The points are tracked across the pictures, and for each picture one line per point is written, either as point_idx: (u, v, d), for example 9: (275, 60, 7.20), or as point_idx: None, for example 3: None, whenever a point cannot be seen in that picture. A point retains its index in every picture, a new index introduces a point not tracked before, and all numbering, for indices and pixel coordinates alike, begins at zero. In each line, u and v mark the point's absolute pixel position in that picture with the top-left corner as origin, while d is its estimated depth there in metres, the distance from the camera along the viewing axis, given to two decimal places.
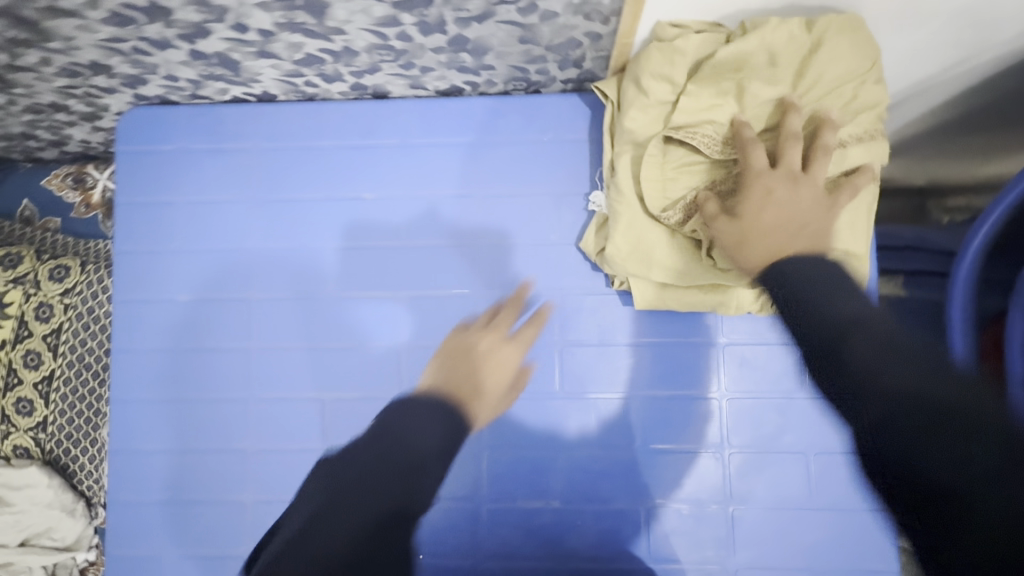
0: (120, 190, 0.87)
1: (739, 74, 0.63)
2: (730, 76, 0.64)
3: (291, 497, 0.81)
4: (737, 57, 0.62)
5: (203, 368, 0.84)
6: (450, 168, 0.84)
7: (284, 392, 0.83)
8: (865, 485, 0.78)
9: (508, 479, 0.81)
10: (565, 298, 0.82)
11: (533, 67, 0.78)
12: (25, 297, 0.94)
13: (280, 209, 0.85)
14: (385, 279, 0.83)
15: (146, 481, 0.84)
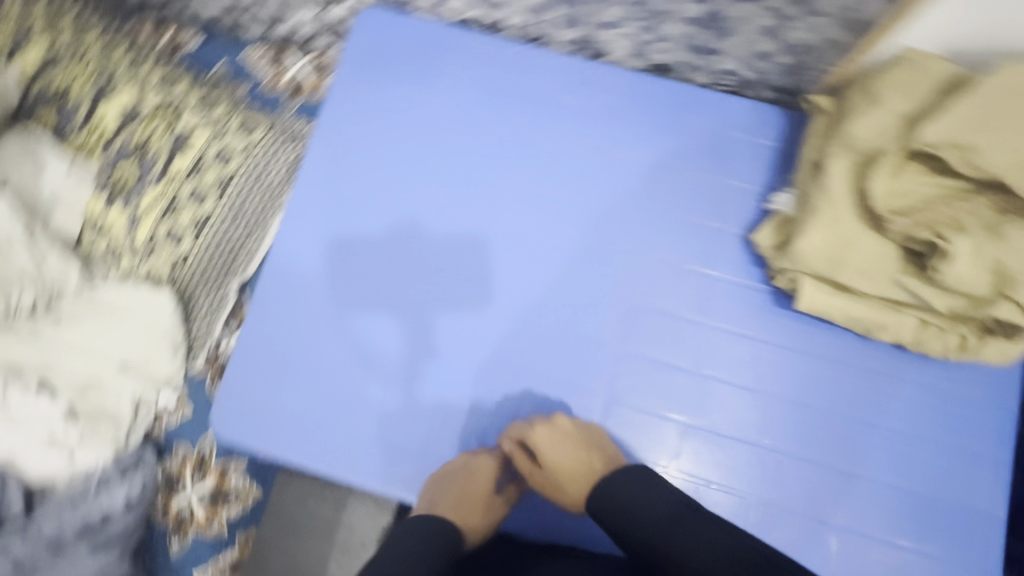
0: (339, 67, 0.91)
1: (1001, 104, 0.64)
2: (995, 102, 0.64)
3: (413, 391, 0.82)
4: (1004, 89, 0.64)
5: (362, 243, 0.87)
6: (644, 136, 0.89)
7: (434, 288, 0.85)
8: (975, 544, 0.77)
9: (624, 441, 0.81)
10: (723, 283, 0.85)
11: (754, 64, 0.84)
12: (210, 140, 1.01)
13: (480, 127, 0.90)
14: (555, 215, 0.87)
15: (275, 335, 0.85)
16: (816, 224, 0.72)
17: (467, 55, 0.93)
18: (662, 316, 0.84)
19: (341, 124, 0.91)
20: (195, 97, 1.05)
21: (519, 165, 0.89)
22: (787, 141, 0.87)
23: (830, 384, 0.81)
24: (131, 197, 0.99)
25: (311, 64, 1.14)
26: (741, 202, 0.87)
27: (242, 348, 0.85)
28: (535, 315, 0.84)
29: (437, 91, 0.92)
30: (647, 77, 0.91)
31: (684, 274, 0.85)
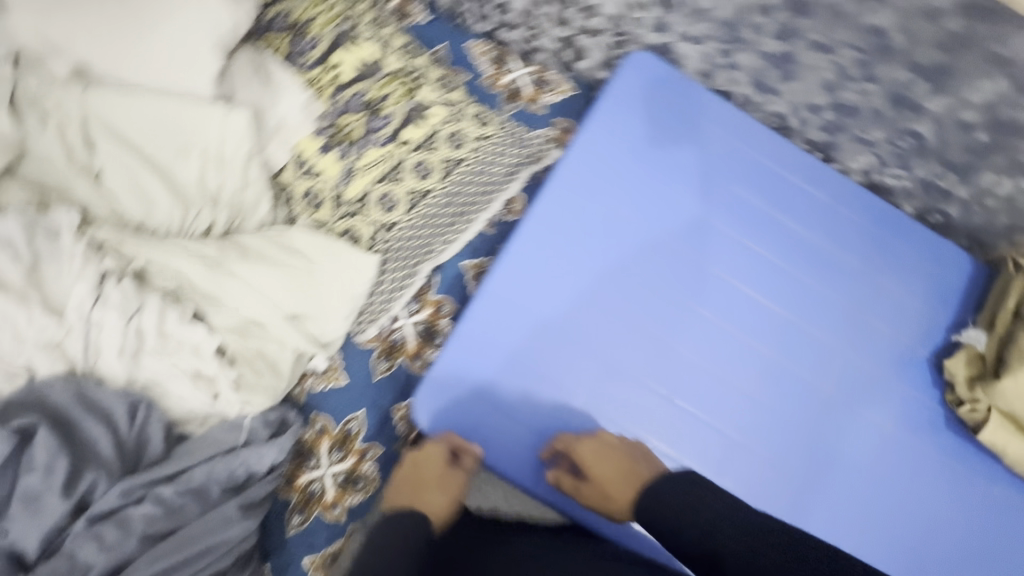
0: (604, 99, 0.97)
1: None
2: None
3: (618, 415, 0.89)
4: None
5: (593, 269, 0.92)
6: (857, 244, 0.98)
7: (651, 328, 0.92)
8: None
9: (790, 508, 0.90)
10: (906, 395, 0.93)
11: (973, 215, 0.95)
12: (447, 119, 0.98)
13: (718, 194, 0.98)
14: (766, 294, 0.96)
15: (501, 332, 0.88)
16: (1021, 369, 0.84)
17: (719, 124, 0.99)
18: (844, 406, 0.93)
19: (597, 153, 0.95)
20: (435, 73, 1.02)
21: (744, 239, 0.97)
22: (973, 285, 0.98)
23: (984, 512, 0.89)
24: (351, 150, 0.95)
25: (531, 76, 1.15)
26: (931, 327, 0.96)
27: (466, 334, 0.88)
28: (733, 375, 0.93)
29: (686, 148, 0.98)
30: (868, 194, 1.00)
31: (872, 377, 0.94)
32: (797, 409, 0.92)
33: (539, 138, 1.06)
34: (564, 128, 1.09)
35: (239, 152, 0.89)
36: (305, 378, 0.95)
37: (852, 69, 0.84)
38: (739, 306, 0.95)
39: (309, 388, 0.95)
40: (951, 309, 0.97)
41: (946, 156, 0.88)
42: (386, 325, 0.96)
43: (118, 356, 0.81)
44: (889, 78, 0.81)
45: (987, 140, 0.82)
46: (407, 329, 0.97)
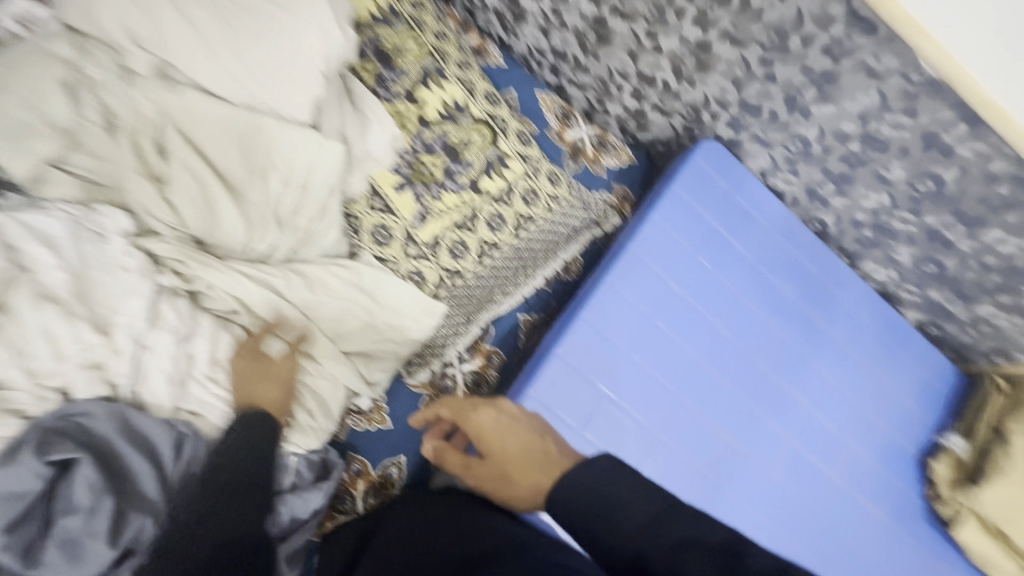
0: (676, 180, 1.02)
1: None
2: None
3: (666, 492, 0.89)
4: None
5: (649, 343, 0.95)
6: (874, 347, 1.09)
7: (699, 406, 0.95)
8: None
9: None
10: (898, 488, 1.04)
11: (966, 334, 1.08)
12: (523, 174, 1.00)
13: (767, 282, 1.03)
14: (797, 385, 1.02)
15: (562, 395, 0.88)
16: (1000, 483, 0.96)
17: (771, 219, 1.06)
18: (853, 495, 1.01)
19: (665, 231, 0.99)
20: (513, 124, 1.03)
21: (784, 330, 1.03)
22: (955, 394, 1.12)
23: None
24: (428, 192, 0.94)
25: (593, 137, 1.18)
26: (921, 429, 1.08)
27: (529, 395, 0.87)
28: (769, 460, 0.97)
29: (744, 236, 1.04)
30: (884, 303, 1.12)
31: (874, 471, 1.03)
32: (816, 497, 0.99)
33: (601, 202, 1.09)
34: (622, 195, 1.13)
35: (325, 183, 0.85)
36: (347, 417, 0.91)
37: (900, 200, 0.93)
38: (774, 395, 1.00)
39: (350, 427, 0.91)
40: (938, 413, 1.10)
41: (958, 287, 1.00)
42: (437, 371, 0.95)
43: (167, 384, 0.74)
44: (931, 214, 0.92)
45: (999, 282, 0.94)
46: (458, 377, 0.95)
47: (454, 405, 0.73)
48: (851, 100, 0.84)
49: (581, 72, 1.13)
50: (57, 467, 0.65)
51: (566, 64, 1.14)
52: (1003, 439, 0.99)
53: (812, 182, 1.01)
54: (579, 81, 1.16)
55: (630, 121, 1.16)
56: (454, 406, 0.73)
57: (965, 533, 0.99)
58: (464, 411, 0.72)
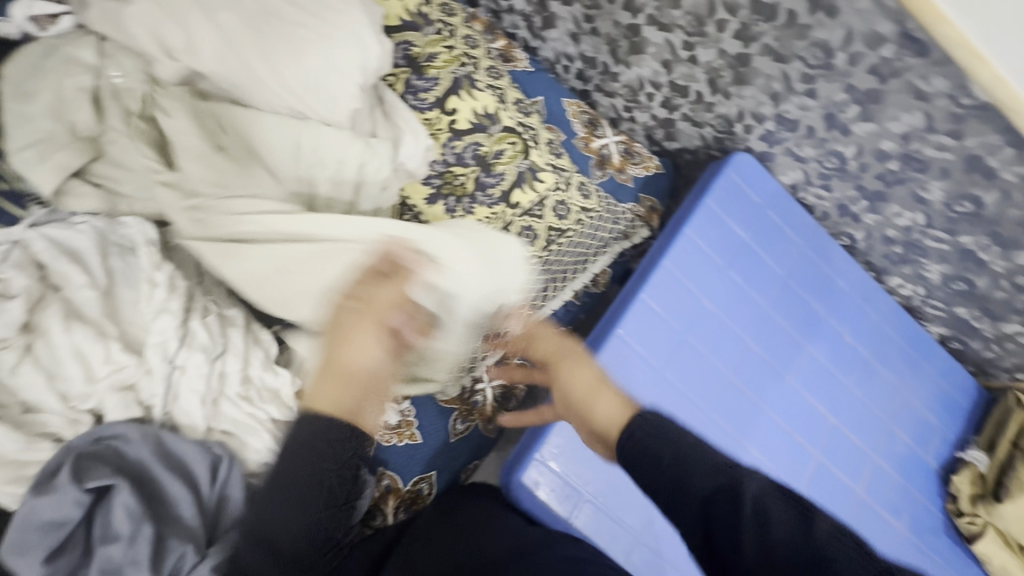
0: (708, 193, 1.00)
1: None
2: None
3: None
4: None
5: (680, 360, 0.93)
6: (899, 362, 1.09)
7: (728, 423, 0.95)
8: None
9: None
10: (920, 505, 1.04)
11: (989, 350, 1.09)
12: (554, 186, 0.98)
13: (796, 297, 1.03)
14: (821, 400, 1.02)
15: None
16: (1023, 498, 0.97)
17: (802, 233, 1.05)
18: (876, 511, 1.02)
19: (698, 246, 0.98)
20: (543, 134, 1.01)
21: (812, 347, 1.03)
22: (974, 408, 1.13)
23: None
24: (459, 205, 0.91)
25: (620, 144, 1.16)
26: (943, 444, 1.09)
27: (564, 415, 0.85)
28: (795, 477, 0.97)
29: (774, 251, 1.03)
30: (910, 318, 1.12)
31: (897, 486, 1.04)
32: (842, 515, 0.99)
33: (629, 214, 1.07)
34: (650, 207, 1.12)
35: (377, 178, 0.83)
36: (375, 431, 0.90)
37: (935, 218, 0.93)
38: (801, 412, 1.00)
39: (380, 443, 0.89)
40: (958, 428, 1.11)
41: (986, 304, 1.00)
42: (467, 386, 0.94)
43: (200, 406, 0.73)
44: (965, 234, 0.91)
45: None
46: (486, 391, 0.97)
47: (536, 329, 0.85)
48: (894, 119, 0.83)
49: (610, 79, 1.11)
50: (92, 495, 0.64)
51: (594, 70, 1.12)
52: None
53: (844, 197, 1.01)
54: (605, 88, 1.14)
55: (657, 130, 1.15)
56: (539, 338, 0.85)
57: (984, 546, 1.00)
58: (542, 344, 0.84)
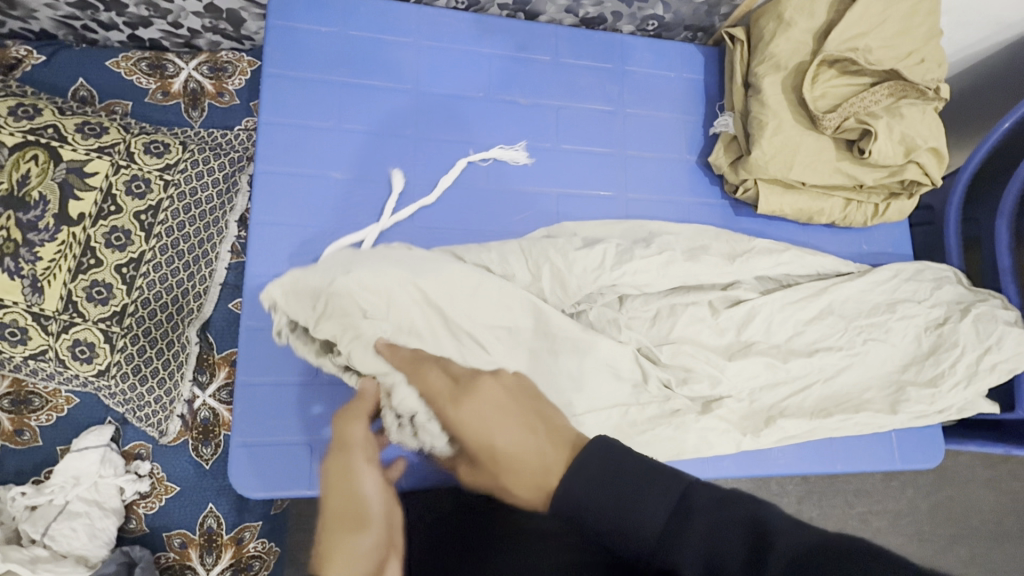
0: (268, 60, 0.83)
1: (868, 29, 0.83)
2: (863, 26, 0.83)
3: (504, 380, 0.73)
4: (863, 14, 0.83)
5: None
6: (596, 87, 0.95)
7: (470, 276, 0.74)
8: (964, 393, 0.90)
9: None
10: (687, 206, 0.94)
11: (675, 9, 0.94)
12: (113, 168, 0.82)
13: (437, 101, 0.88)
14: (520, 196, 0.88)
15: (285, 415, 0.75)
16: (763, 137, 0.85)
17: (407, 33, 0.89)
18: (665, 202, 0.94)
19: (293, 124, 0.82)
20: (66, 120, 0.82)
21: (461, 158, 0.87)
22: (709, 73, 1.00)
23: (875, 267, 0.96)
24: (17, 260, 0.75)
25: (204, 65, 1.00)
26: (691, 133, 0.97)
27: (249, 404, 0.74)
28: (605, 254, 0.80)
29: (384, 71, 0.87)
30: (584, 32, 0.96)
31: (663, 200, 0.94)
32: None
33: (238, 135, 0.97)
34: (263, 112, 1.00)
35: None
36: (134, 507, 0.87)
37: None
38: (501, 226, 0.87)
39: (145, 514, 0.87)
40: (698, 106, 0.98)
41: None
42: (186, 412, 0.91)
43: None
44: None
45: None
46: (210, 402, 0.92)
47: (467, 376, 0.55)
48: None
49: (118, 11, 0.90)
50: None
51: (103, 10, 0.89)
52: (754, 89, 0.87)
53: None
54: (134, 19, 0.91)
55: (220, 24, 0.95)
56: (504, 414, 0.50)
57: (769, 204, 0.89)
58: (489, 413, 0.50)
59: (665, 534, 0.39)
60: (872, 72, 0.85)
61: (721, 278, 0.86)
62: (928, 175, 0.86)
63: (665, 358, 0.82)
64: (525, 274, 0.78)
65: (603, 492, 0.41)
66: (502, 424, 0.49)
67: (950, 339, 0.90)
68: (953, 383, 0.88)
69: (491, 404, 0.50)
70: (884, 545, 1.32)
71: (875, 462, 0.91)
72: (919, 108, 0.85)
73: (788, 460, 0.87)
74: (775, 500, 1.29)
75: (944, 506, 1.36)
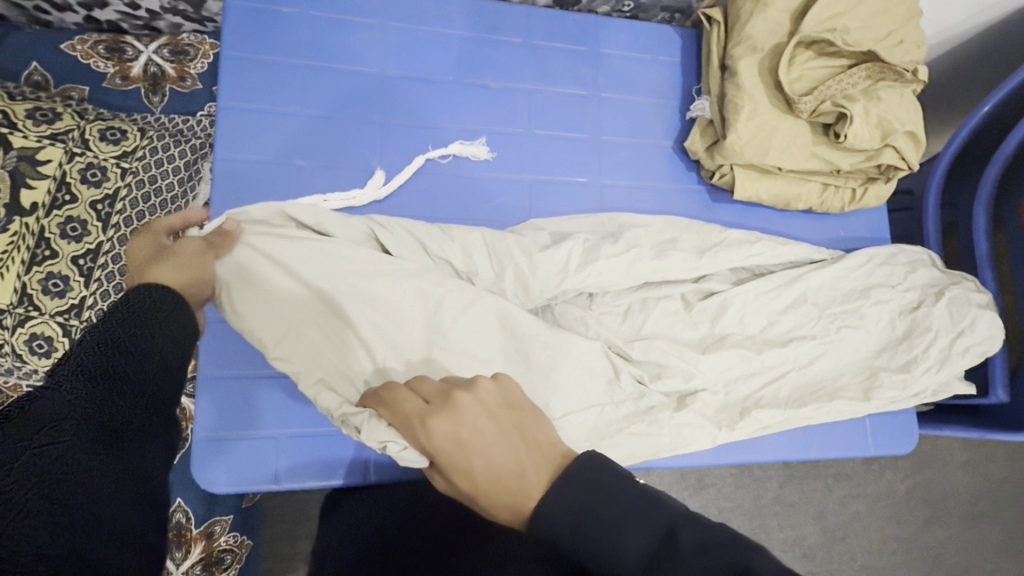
0: (226, 42, 0.80)
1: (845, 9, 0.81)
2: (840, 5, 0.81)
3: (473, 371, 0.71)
4: None
5: None
6: (570, 70, 0.92)
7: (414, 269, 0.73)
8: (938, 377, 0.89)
9: None
10: (663, 192, 0.93)
11: None
12: (67, 156, 0.79)
13: (405, 85, 0.86)
14: (491, 185, 0.86)
15: (250, 410, 0.73)
16: (738, 120, 0.83)
17: (372, 14, 0.86)
18: (641, 187, 0.92)
19: (256, 109, 0.79)
20: (16, 105, 0.79)
21: (421, 154, 0.84)
22: (687, 55, 0.97)
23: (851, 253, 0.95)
24: None
25: (165, 49, 0.96)
26: (667, 117, 0.95)
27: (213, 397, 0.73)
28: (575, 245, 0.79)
29: (349, 54, 0.84)
30: (557, 13, 0.93)
31: (638, 186, 0.92)
32: None
33: (199, 122, 0.93)
34: None
35: None
36: None
37: None
38: (473, 214, 0.85)
39: None
40: (675, 89, 0.96)
41: None
42: None
43: None
44: None
45: None
46: None
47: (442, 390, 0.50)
48: None
49: None
50: None
51: None
52: (730, 71, 0.85)
53: None
54: None
55: (180, 5, 0.92)
56: (483, 434, 0.46)
57: (744, 191, 0.88)
58: (469, 437, 0.46)
59: (650, 562, 0.38)
60: (850, 54, 0.83)
61: (693, 269, 0.85)
62: (905, 158, 0.85)
63: (637, 354, 0.80)
64: (488, 270, 0.76)
65: (590, 519, 0.40)
66: (483, 444, 0.46)
67: (925, 324, 0.89)
68: (926, 369, 0.87)
69: (470, 428, 0.46)
70: (862, 529, 1.33)
71: (850, 449, 0.91)
72: (896, 90, 0.83)
73: (762, 448, 0.87)
74: (755, 487, 1.30)
75: (922, 490, 1.38)
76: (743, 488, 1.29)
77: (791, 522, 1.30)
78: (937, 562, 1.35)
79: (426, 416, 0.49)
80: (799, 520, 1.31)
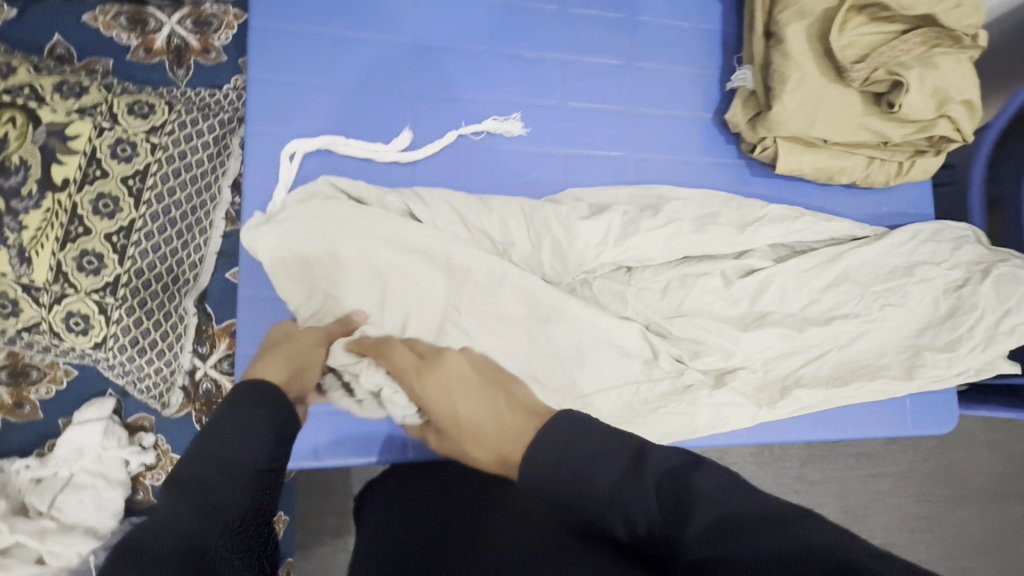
0: (255, 11, 0.77)
1: None
2: None
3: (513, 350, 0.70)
4: None
5: None
6: (605, 39, 0.89)
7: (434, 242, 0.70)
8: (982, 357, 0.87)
9: None
10: (700, 167, 0.90)
11: None
12: (95, 130, 0.77)
13: (437, 55, 0.83)
14: (524, 158, 0.84)
15: None
16: (784, 90, 0.80)
17: None
18: (678, 161, 0.89)
19: (287, 79, 0.77)
20: (43, 80, 0.78)
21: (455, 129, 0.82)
22: (726, 23, 0.93)
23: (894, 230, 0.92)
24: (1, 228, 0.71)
25: (187, 20, 0.93)
26: (705, 88, 0.92)
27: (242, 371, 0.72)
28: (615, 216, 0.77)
29: (380, 23, 0.81)
30: None
31: (675, 159, 0.89)
32: None
33: (226, 96, 0.92)
34: None
35: None
36: (141, 479, 0.86)
37: None
38: (507, 188, 0.83)
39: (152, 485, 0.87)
40: (714, 58, 0.92)
41: None
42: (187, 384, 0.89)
43: None
44: None
45: None
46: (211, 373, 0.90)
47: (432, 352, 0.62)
48: None
49: None
50: None
51: None
52: (776, 39, 0.81)
53: None
54: None
55: None
56: (468, 387, 0.58)
57: (787, 164, 0.85)
58: (455, 387, 0.58)
59: (620, 485, 0.43)
60: (904, 19, 0.79)
61: (733, 245, 0.83)
62: (957, 129, 0.81)
63: (675, 331, 0.78)
64: (524, 242, 0.74)
65: (570, 454, 0.45)
66: (465, 395, 0.57)
67: (969, 302, 0.87)
68: (970, 348, 0.85)
69: (457, 379, 0.58)
70: (885, 507, 1.33)
71: (887, 427, 0.89)
72: (952, 57, 0.80)
73: (798, 427, 0.86)
74: (778, 465, 1.29)
75: (947, 469, 1.37)
76: (767, 466, 1.29)
77: (814, 499, 1.30)
78: (959, 541, 1.35)
79: (422, 371, 0.59)
80: (822, 498, 1.30)
